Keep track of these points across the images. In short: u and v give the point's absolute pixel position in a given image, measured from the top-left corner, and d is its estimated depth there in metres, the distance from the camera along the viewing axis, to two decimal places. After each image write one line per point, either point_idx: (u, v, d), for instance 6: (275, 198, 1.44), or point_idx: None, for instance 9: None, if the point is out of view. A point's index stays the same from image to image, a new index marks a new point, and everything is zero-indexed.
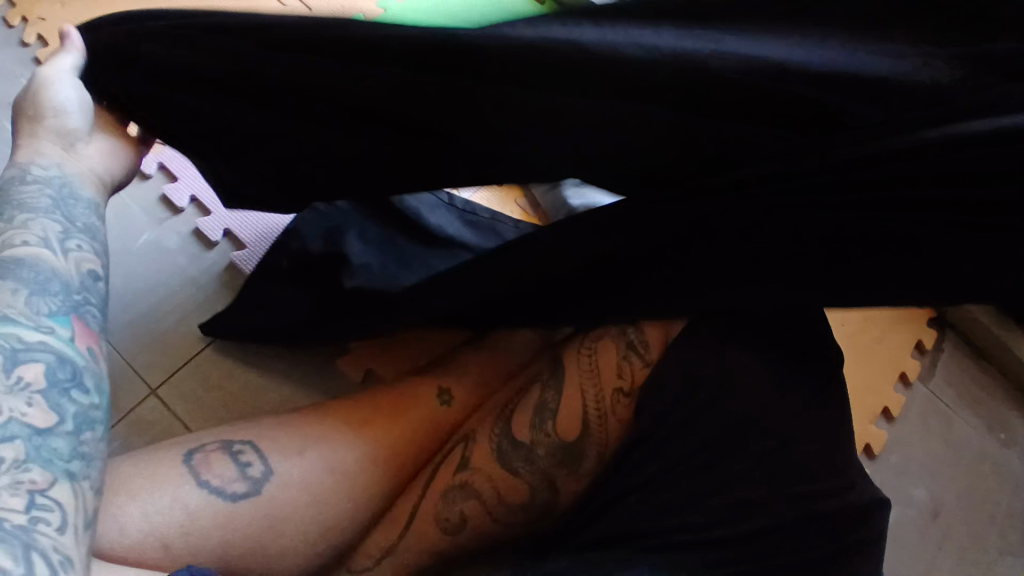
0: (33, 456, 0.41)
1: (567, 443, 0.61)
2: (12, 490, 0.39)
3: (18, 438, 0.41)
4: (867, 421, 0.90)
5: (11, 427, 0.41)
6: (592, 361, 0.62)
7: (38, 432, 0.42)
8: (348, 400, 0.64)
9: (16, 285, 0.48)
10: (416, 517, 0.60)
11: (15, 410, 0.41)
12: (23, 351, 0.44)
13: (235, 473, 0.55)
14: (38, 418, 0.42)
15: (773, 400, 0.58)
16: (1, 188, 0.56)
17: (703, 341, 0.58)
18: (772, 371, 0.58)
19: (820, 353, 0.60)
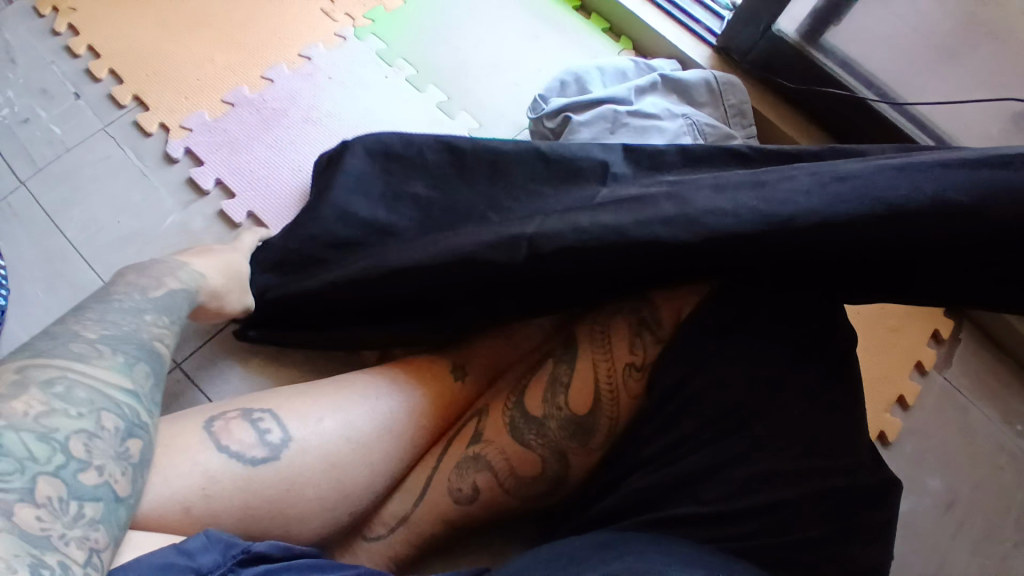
0: (103, 519, 0.42)
1: (579, 416, 0.61)
2: (78, 543, 0.40)
3: (102, 500, 0.43)
4: (881, 410, 0.90)
5: (101, 489, 0.43)
6: (604, 337, 0.63)
7: (116, 499, 0.44)
8: (365, 373, 0.66)
9: (147, 368, 0.51)
10: (431, 487, 0.62)
11: (110, 475, 0.44)
12: (137, 425, 0.48)
13: (254, 439, 0.57)
14: (121, 486, 0.45)
15: (786, 376, 0.58)
16: (154, 270, 0.62)
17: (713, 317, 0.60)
18: (783, 349, 0.59)
19: (834, 332, 0.60)
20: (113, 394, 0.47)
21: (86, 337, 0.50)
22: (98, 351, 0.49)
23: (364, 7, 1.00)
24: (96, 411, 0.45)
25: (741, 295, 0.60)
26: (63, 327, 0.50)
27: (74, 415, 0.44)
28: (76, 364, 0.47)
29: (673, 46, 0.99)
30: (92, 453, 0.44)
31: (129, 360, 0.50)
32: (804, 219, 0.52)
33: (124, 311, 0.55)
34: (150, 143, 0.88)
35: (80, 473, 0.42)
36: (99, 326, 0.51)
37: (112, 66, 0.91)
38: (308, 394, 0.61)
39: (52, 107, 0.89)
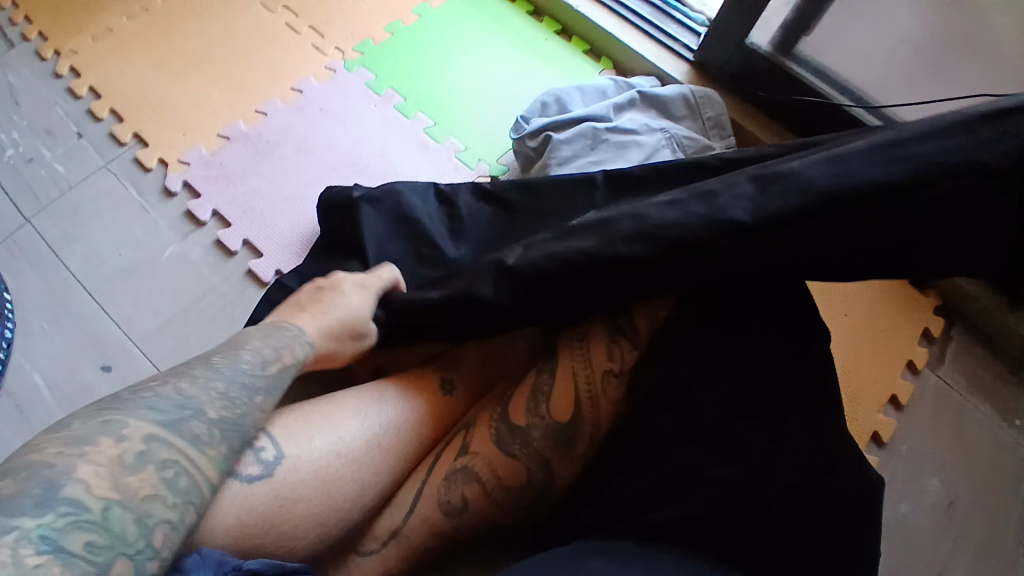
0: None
1: (561, 425, 0.63)
2: None
3: None
4: (874, 411, 0.90)
5: None
6: (584, 346, 0.64)
7: None
8: (354, 390, 0.67)
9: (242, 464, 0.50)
10: (421, 500, 0.63)
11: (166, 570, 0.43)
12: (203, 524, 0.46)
13: (248, 455, 0.55)
14: None
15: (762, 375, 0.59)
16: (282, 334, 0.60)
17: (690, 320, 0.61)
18: (759, 348, 0.60)
19: (805, 332, 0.61)
20: (202, 489, 0.46)
21: (207, 417, 0.48)
22: (211, 438, 0.48)
23: (354, 41, 1.04)
24: (186, 504, 0.45)
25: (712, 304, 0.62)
26: (196, 393, 0.49)
27: (169, 502, 0.44)
28: (191, 446, 0.46)
29: (651, 64, 1.02)
30: (165, 549, 0.43)
31: (229, 456, 0.49)
32: (760, 219, 0.54)
33: (245, 395, 0.52)
34: (150, 177, 0.92)
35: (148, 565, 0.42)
36: (223, 406, 0.50)
37: (113, 106, 0.96)
38: (300, 412, 0.61)
39: (56, 145, 0.93)
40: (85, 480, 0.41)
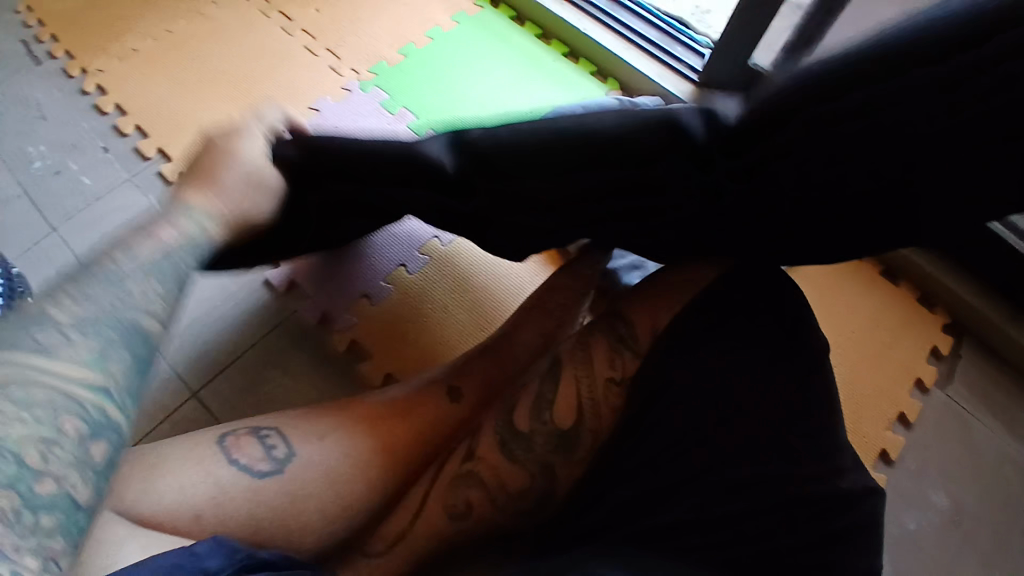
0: (62, 529, 0.45)
1: (563, 431, 0.64)
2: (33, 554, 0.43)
3: (59, 509, 0.44)
4: (882, 428, 0.90)
5: (58, 499, 0.45)
6: (586, 354, 0.66)
7: (78, 505, 0.45)
8: (363, 396, 0.69)
9: (126, 357, 0.49)
10: (426, 504, 0.65)
11: (71, 483, 0.45)
12: (101, 425, 0.47)
13: (261, 453, 0.59)
14: (83, 492, 0.46)
15: (765, 382, 0.60)
16: (154, 218, 0.56)
17: (689, 327, 0.63)
18: (760, 354, 0.60)
19: (805, 342, 0.62)
20: (77, 392, 0.47)
21: (58, 324, 0.48)
22: (70, 342, 0.48)
23: (369, 62, 1.08)
24: (58, 415, 0.46)
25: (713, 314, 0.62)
26: (52, 303, 0.49)
27: (31, 420, 0.45)
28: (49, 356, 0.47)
29: (656, 84, 1.05)
30: (49, 461, 0.45)
31: (103, 354, 0.49)
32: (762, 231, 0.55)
33: (113, 289, 0.51)
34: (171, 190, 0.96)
35: (36, 484, 0.44)
36: (83, 308, 0.49)
37: (137, 122, 1.00)
38: (311, 415, 0.63)
39: (82, 158, 0.97)
40: None
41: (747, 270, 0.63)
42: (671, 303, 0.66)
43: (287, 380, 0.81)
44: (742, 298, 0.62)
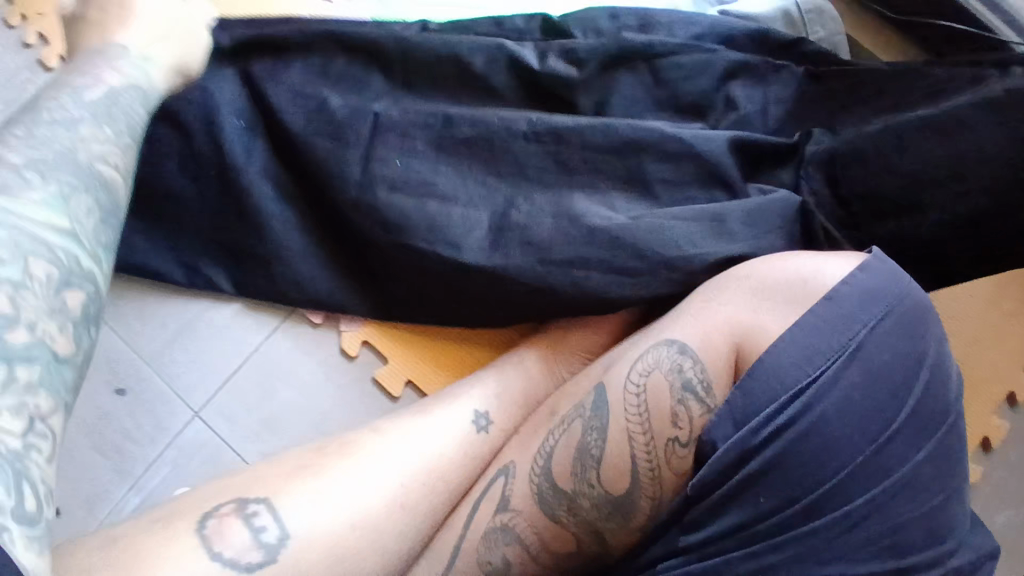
0: (44, 384, 0.45)
1: (614, 497, 0.52)
2: (14, 412, 0.42)
3: (37, 362, 0.45)
4: (988, 411, 0.77)
5: (34, 351, 0.45)
6: (641, 402, 0.52)
7: (56, 359, 0.46)
8: (372, 432, 0.61)
9: (39, 289, 0.47)
10: (459, 556, 0.58)
11: (46, 335, 0.46)
12: (63, 283, 0.49)
13: (249, 541, 0.51)
14: (61, 346, 0.47)
15: (885, 454, 0.45)
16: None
17: (782, 380, 0.46)
18: (880, 410, 0.45)
19: (935, 395, 0.47)
20: (47, 237, 0.49)
21: (10, 163, 0.51)
22: (27, 181, 0.51)
23: None
24: (25, 269, 0.46)
25: (822, 361, 0.46)
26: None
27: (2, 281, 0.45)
28: (31, 233, 0.48)
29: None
30: (21, 309, 0.45)
31: (65, 195, 0.52)
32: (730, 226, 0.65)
33: (52, 131, 0.56)
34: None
35: (8, 333, 0.44)
36: (26, 151, 0.53)
37: None
38: (310, 474, 0.55)
39: None
40: None
41: (862, 302, 0.47)
42: (765, 336, 0.50)
43: (294, 394, 0.73)
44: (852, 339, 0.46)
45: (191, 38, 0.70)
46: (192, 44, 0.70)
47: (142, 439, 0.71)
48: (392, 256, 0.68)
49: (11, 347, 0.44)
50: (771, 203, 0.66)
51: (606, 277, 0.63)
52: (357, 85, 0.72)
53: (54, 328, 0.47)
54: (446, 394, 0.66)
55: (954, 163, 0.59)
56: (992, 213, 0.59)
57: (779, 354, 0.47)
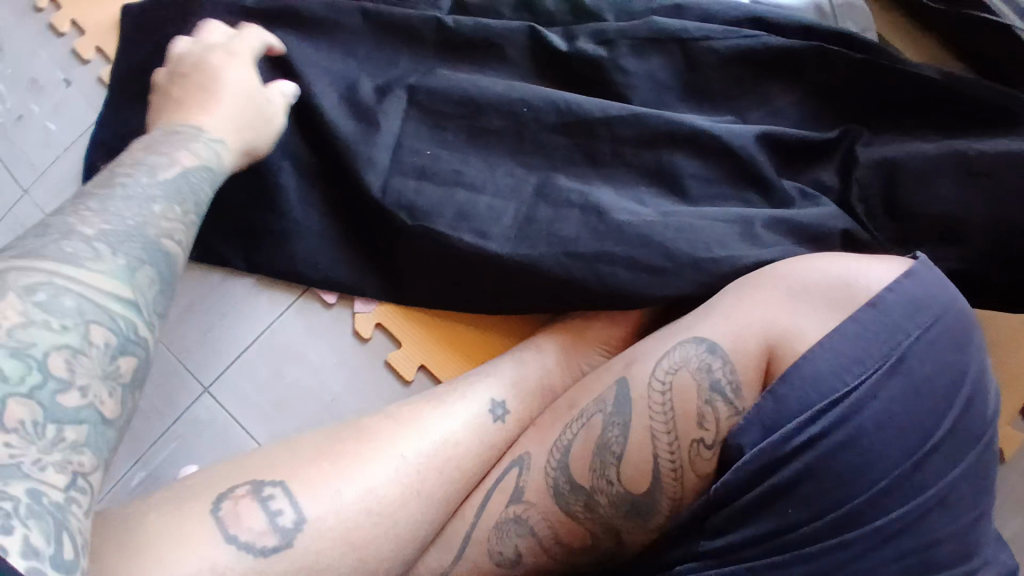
0: (89, 443, 0.40)
1: (634, 495, 0.52)
2: (58, 468, 0.38)
3: (86, 423, 0.40)
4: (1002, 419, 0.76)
5: (84, 412, 0.40)
6: (667, 401, 0.51)
7: (104, 422, 0.41)
8: (387, 419, 0.59)
9: (106, 343, 0.42)
10: (470, 545, 0.57)
11: (97, 397, 0.41)
12: (132, 340, 0.44)
13: (264, 525, 0.50)
14: (109, 408, 0.42)
15: (921, 471, 0.44)
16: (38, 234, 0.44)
17: (818, 390, 0.45)
18: (916, 425, 0.44)
19: (975, 413, 0.46)
20: (107, 304, 0.43)
21: (82, 235, 0.45)
22: (94, 252, 0.44)
23: None
24: (85, 322, 0.41)
25: (861, 372, 0.45)
26: (60, 219, 0.46)
27: (57, 326, 0.40)
28: (94, 301, 0.42)
29: None
30: (75, 371, 0.40)
31: (132, 265, 0.45)
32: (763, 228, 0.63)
33: (130, 200, 0.49)
34: (113, 90, 0.79)
35: (59, 394, 0.39)
36: (100, 220, 0.46)
37: (100, 46, 0.83)
38: (326, 460, 0.54)
39: (46, 99, 0.83)
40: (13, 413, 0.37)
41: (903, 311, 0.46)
42: (803, 341, 0.49)
43: (306, 374, 0.72)
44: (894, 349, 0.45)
45: (263, 127, 0.65)
46: (259, 130, 0.64)
47: (153, 413, 0.70)
48: (416, 241, 0.68)
49: (61, 410, 0.39)
50: (820, 214, 0.64)
51: (629, 274, 0.61)
52: (387, 62, 0.73)
53: (105, 390, 0.42)
54: (462, 381, 0.65)
55: (952, 216, 0.62)
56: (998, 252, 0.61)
57: (817, 365, 0.46)
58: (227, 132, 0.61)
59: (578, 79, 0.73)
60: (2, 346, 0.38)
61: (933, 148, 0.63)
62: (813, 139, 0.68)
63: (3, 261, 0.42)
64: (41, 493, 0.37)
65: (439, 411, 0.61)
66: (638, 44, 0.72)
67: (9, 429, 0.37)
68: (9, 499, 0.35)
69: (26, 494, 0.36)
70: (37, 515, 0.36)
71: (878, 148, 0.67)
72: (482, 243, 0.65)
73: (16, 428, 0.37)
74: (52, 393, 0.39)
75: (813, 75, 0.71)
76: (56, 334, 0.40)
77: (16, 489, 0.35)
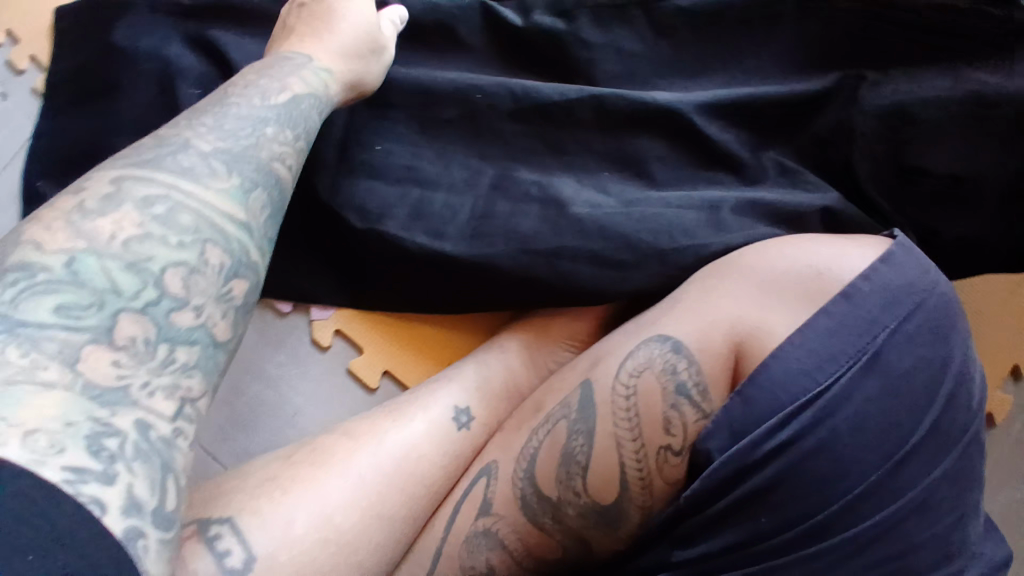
0: (200, 366, 0.41)
1: (601, 506, 0.49)
2: (168, 394, 0.39)
3: (197, 345, 0.41)
4: (991, 385, 0.69)
5: (196, 334, 0.41)
6: (631, 407, 0.48)
7: (215, 344, 0.42)
8: (344, 437, 0.57)
9: (220, 264, 0.43)
10: (440, 560, 0.55)
11: (209, 318, 0.42)
12: (244, 264, 0.45)
13: (212, 567, 0.46)
14: (220, 330, 0.43)
15: (900, 473, 0.41)
16: (158, 146, 0.46)
17: (791, 390, 0.42)
18: (896, 422, 0.41)
19: (957, 406, 0.43)
20: (222, 223, 0.44)
21: (198, 150, 0.46)
22: (211, 169, 0.46)
23: None
24: (200, 241, 0.43)
25: (834, 369, 0.42)
26: (179, 134, 0.48)
27: (174, 244, 0.42)
28: (208, 220, 0.44)
29: None
30: (190, 290, 0.41)
31: (245, 187, 0.47)
32: (735, 205, 0.59)
33: (243, 120, 0.50)
34: (47, 99, 0.74)
35: (175, 313, 0.40)
36: (216, 137, 0.48)
37: (32, 52, 0.78)
38: (279, 489, 0.51)
39: None
40: (127, 331, 0.38)
41: (877, 299, 0.43)
42: (772, 336, 0.45)
43: (266, 388, 0.69)
44: (867, 344, 0.42)
45: (375, 57, 0.64)
46: (367, 58, 0.63)
47: None
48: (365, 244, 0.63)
49: (173, 330, 0.40)
50: (793, 193, 0.60)
51: (593, 268, 0.58)
52: None
53: (217, 312, 0.43)
54: (422, 390, 0.62)
55: (961, 170, 0.59)
56: (1003, 204, 0.59)
57: (786, 363, 0.42)
58: (336, 61, 0.61)
59: (536, 55, 0.69)
60: (120, 259, 0.40)
61: (955, 94, 0.58)
62: (793, 96, 0.63)
63: (124, 172, 0.44)
64: (149, 427, 0.37)
65: (400, 424, 0.58)
66: (599, 15, 0.67)
67: (120, 348, 0.38)
68: (116, 436, 0.35)
69: (133, 428, 0.36)
70: (144, 455, 0.36)
71: (884, 89, 0.61)
72: (438, 240, 0.61)
73: (126, 345, 0.38)
74: (165, 311, 0.40)
75: (794, 27, 0.65)
76: (172, 251, 0.41)
77: (123, 422, 0.36)
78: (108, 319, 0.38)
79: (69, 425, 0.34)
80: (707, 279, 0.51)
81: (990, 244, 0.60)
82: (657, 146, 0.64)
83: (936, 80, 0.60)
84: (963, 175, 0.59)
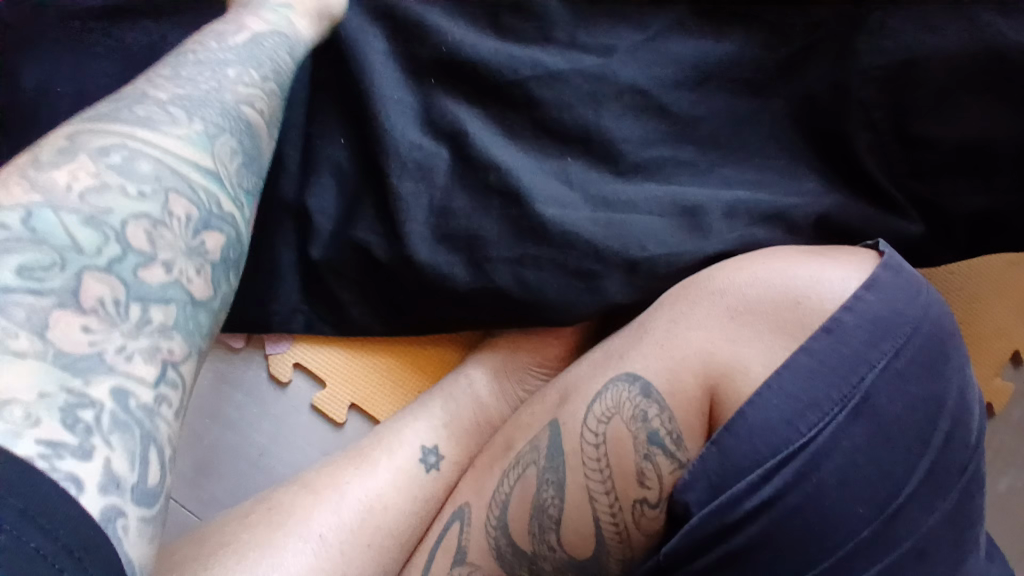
0: (177, 326, 0.38)
1: (578, 560, 0.45)
2: (147, 356, 0.36)
3: (173, 302, 0.38)
4: (991, 373, 0.66)
5: (170, 290, 0.38)
6: (602, 456, 0.44)
7: (193, 301, 0.39)
8: (304, 490, 0.53)
9: (190, 215, 0.40)
10: None
11: (183, 274, 0.39)
12: (215, 215, 0.42)
13: None
14: (198, 287, 0.40)
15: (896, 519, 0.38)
16: (116, 99, 0.43)
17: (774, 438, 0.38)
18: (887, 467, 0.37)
19: (954, 439, 0.39)
20: (187, 171, 0.41)
21: (155, 99, 0.43)
22: (170, 115, 0.43)
23: None
24: (165, 189, 0.39)
25: (820, 413, 0.37)
26: (135, 87, 0.45)
27: (135, 194, 0.38)
28: (172, 167, 0.40)
29: None
30: (158, 243, 0.38)
31: (210, 132, 0.44)
32: (713, 204, 0.54)
33: (202, 66, 0.48)
34: None
35: (143, 268, 0.37)
36: (173, 85, 0.45)
37: None
38: (234, 559, 0.48)
39: None
40: (92, 290, 0.35)
41: (861, 333, 0.39)
42: (746, 376, 0.41)
43: (226, 432, 0.65)
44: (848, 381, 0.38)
45: None
46: None
47: None
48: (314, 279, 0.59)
49: (146, 287, 0.37)
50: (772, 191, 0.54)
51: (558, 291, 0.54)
52: None
53: (192, 268, 0.39)
54: (386, 428, 0.58)
55: (973, 140, 0.53)
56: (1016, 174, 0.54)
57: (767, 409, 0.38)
58: None
59: None
60: (78, 213, 0.36)
61: (962, 52, 0.52)
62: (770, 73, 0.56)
63: (80, 125, 0.40)
64: (129, 395, 0.34)
65: (364, 470, 0.55)
66: None
67: (88, 311, 0.35)
68: (91, 407, 0.33)
69: (110, 398, 0.34)
70: (123, 426, 0.33)
71: (886, 46, 0.53)
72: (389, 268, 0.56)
73: (94, 308, 0.35)
74: (134, 265, 0.37)
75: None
76: (136, 201, 0.38)
77: (99, 391, 0.33)
78: (72, 279, 0.34)
79: (41, 397, 0.32)
80: (679, 301, 0.47)
81: (1003, 219, 0.55)
82: (628, 135, 0.55)
83: (942, 27, 0.52)
84: (975, 147, 0.53)
